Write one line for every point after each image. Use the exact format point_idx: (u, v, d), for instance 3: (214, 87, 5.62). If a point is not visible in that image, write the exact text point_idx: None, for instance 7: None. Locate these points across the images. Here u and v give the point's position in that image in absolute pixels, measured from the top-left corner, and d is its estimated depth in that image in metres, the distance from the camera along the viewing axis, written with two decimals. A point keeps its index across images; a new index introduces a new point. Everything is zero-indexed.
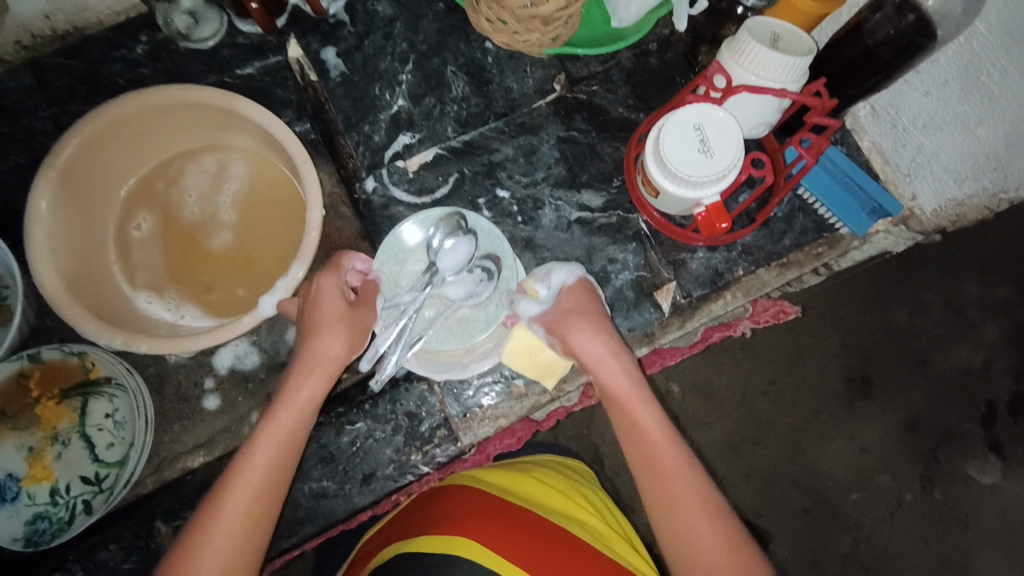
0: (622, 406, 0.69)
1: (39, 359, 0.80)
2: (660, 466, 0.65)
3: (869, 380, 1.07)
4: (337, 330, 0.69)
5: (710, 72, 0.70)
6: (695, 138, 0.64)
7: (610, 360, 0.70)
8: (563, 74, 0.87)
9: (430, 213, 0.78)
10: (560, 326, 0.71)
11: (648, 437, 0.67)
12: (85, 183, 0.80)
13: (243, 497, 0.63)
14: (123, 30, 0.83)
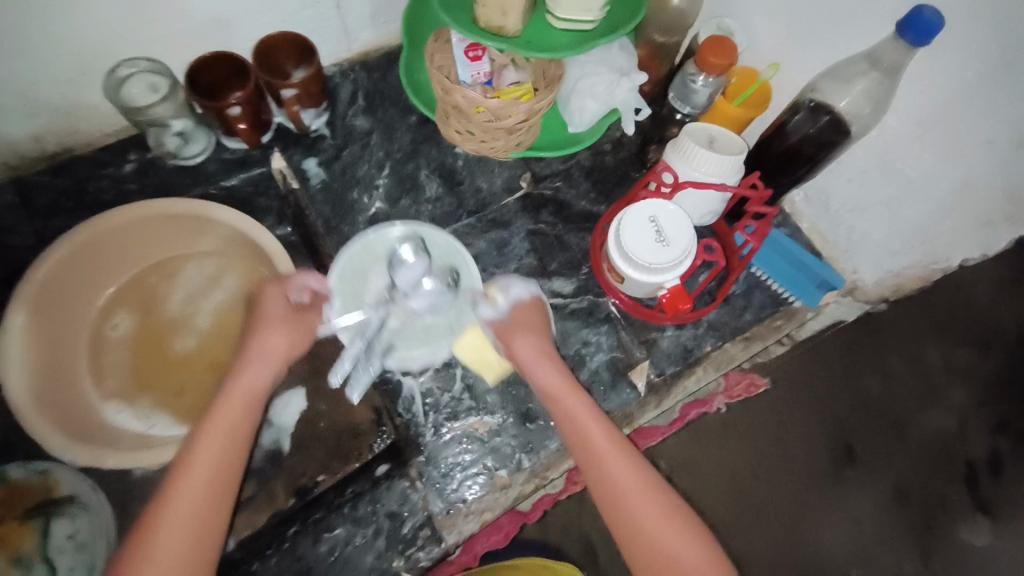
0: (574, 424, 0.70)
1: (4, 478, 0.77)
2: (600, 460, 0.68)
3: (852, 451, 1.06)
4: (276, 328, 0.75)
5: (658, 169, 0.78)
6: (651, 228, 0.70)
7: (545, 363, 0.74)
8: (528, 172, 0.95)
9: (391, 228, 0.83)
10: (512, 335, 0.75)
11: (587, 436, 0.69)
12: (66, 291, 0.82)
13: (177, 518, 0.61)
14: (113, 149, 0.88)
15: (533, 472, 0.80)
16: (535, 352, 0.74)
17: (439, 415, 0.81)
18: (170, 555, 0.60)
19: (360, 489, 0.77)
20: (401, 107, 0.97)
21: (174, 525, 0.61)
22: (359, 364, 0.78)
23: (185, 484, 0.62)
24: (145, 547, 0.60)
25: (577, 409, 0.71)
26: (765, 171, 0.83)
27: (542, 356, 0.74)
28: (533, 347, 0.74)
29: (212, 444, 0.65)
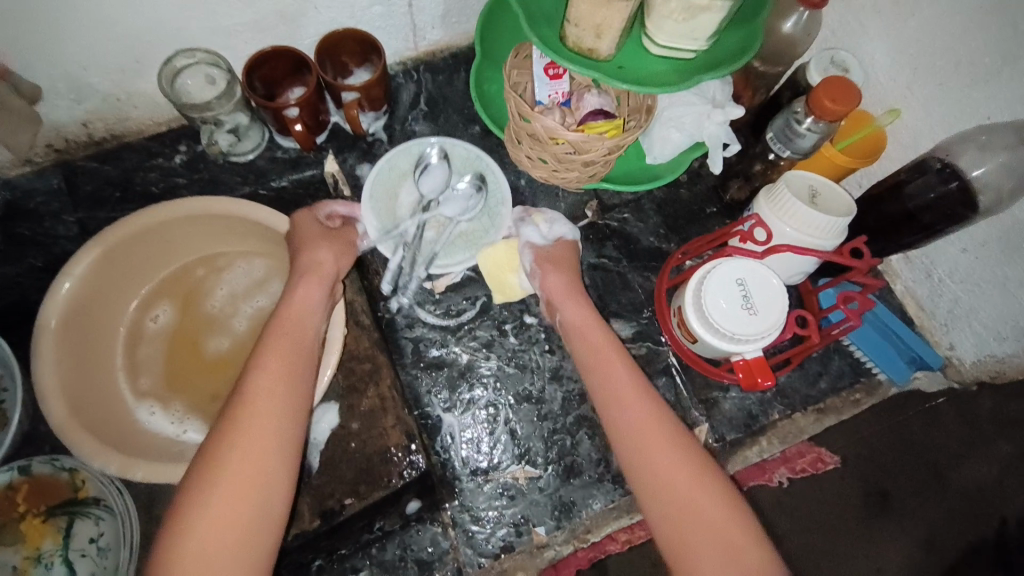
0: (604, 373, 0.68)
1: (29, 471, 0.72)
2: (620, 400, 0.65)
3: None
4: (320, 244, 0.74)
5: (750, 225, 0.70)
6: (738, 293, 0.63)
7: (569, 296, 0.74)
8: (595, 201, 0.87)
9: (412, 146, 0.83)
10: (536, 265, 0.77)
11: (608, 377, 0.68)
12: (106, 283, 0.78)
13: (243, 448, 0.56)
14: (163, 139, 0.83)
15: (572, 531, 0.74)
16: (561, 280, 0.75)
17: (479, 460, 0.76)
18: (236, 491, 0.54)
19: (389, 528, 0.74)
20: (465, 115, 0.90)
21: (242, 453, 0.56)
22: (405, 272, 0.80)
23: (251, 412, 0.58)
24: (209, 479, 0.55)
25: (601, 350, 0.70)
26: (869, 230, 0.74)
27: (566, 289, 0.75)
28: (556, 279, 0.76)
29: (274, 374, 0.61)
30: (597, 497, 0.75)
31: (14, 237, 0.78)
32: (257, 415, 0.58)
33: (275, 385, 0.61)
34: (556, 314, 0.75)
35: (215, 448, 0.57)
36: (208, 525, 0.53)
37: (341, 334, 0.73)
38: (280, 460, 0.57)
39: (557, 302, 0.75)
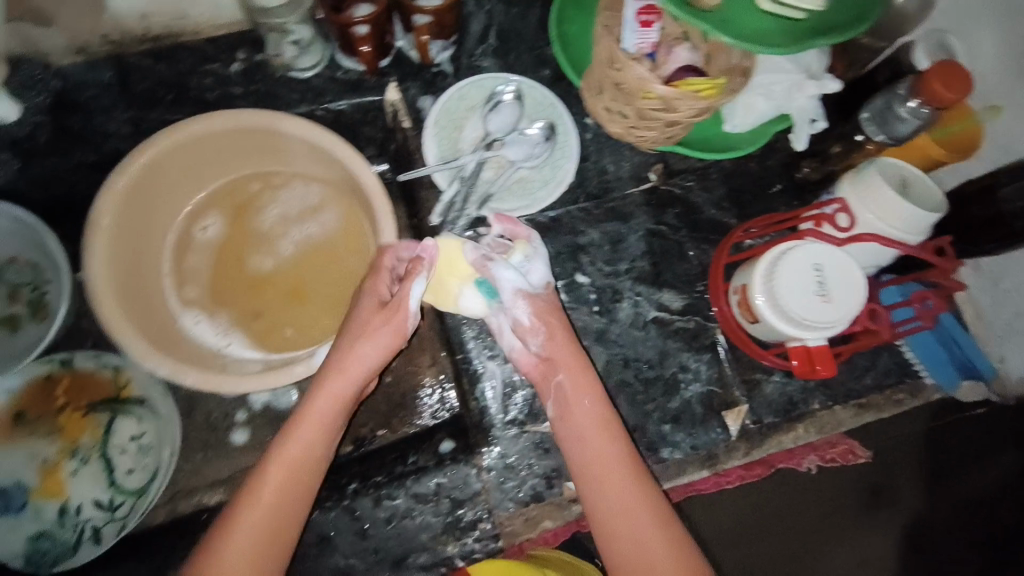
0: (582, 428, 0.66)
1: (71, 365, 0.74)
2: (600, 467, 0.64)
3: None
4: (379, 330, 0.66)
5: (833, 209, 0.67)
6: (813, 278, 0.61)
7: (579, 361, 0.68)
8: (661, 164, 0.84)
9: (488, 79, 0.79)
10: (532, 329, 0.69)
11: (588, 439, 0.65)
12: (159, 189, 0.76)
13: (268, 500, 0.60)
14: (220, 43, 0.77)
15: None
16: (560, 345, 0.69)
17: (518, 412, 0.76)
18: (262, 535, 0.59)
19: (423, 463, 0.74)
20: (536, 56, 0.84)
21: (265, 503, 0.60)
22: (457, 206, 0.77)
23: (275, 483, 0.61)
24: (234, 523, 0.59)
25: (580, 404, 0.67)
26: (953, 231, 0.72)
27: (565, 356, 0.68)
28: (558, 345, 0.69)
29: (309, 433, 0.63)
30: None
31: (61, 130, 0.73)
32: (281, 471, 0.61)
33: (312, 441, 0.63)
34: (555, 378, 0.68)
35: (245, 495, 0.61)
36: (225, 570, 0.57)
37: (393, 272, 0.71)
38: (297, 515, 0.61)
39: (557, 363, 0.68)
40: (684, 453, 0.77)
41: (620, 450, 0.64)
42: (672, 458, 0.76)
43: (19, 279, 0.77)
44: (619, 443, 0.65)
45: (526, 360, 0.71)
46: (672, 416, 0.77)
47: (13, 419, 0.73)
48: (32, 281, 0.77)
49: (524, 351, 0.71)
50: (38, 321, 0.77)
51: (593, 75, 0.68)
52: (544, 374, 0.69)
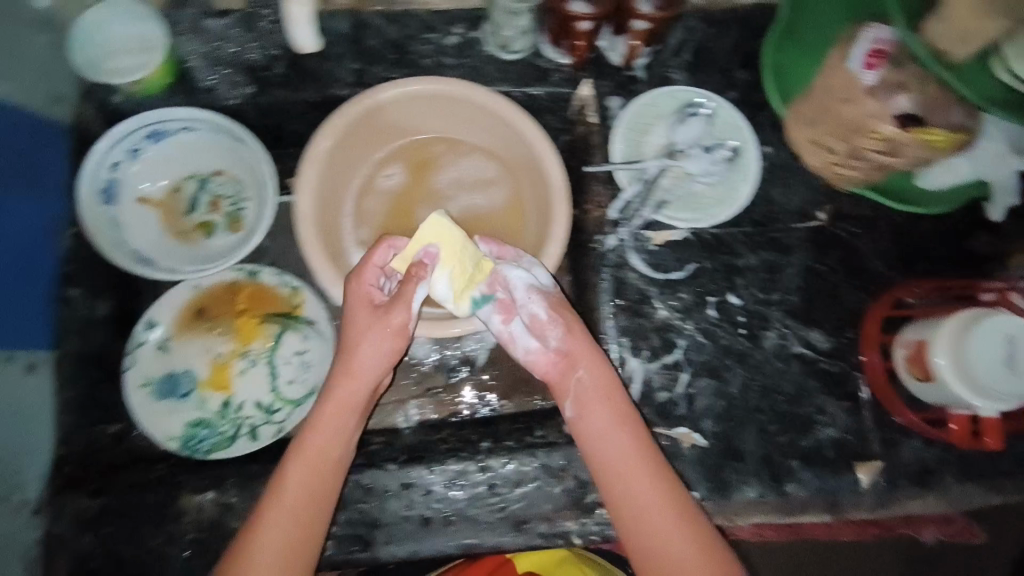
0: (600, 434, 0.68)
1: (257, 277, 0.84)
2: (622, 468, 0.66)
3: None
4: (375, 334, 0.68)
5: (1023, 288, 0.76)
6: (1004, 350, 0.66)
7: (590, 369, 0.70)
8: (831, 205, 0.83)
9: (682, 91, 0.83)
10: (543, 325, 0.71)
11: (609, 444, 0.68)
12: (363, 134, 0.82)
13: (293, 497, 0.64)
14: (441, 15, 0.82)
15: (722, 508, 0.75)
16: (568, 343, 0.71)
17: (650, 412, 0.78)
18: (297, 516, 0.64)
19: (553, 439, 0.80)
20: (725, 77, 0.85)
21: (294, 500, 0.64)
22: (632, 207, 0.81)
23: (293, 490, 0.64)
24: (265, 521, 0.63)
25: (598, 403, 0.70)
26: None
27: (576, 351, 0.71)
28: (574, 343, 0.71)
29: (329, 431, 0.67)
30: (752, 485, 0.76)
31: (292, 68, 0.79)
32: (296, 477, 0.65)
33: (324, 445, 0.66)
34: (576, 376, 0.71)
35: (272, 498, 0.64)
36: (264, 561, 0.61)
37: (555, 254, 0.76)
38: (322, 510, 0.65)
39: (576, 359, 0.71)
40: (809, 491, 0.77)
41: (636, 447, 0.68)
42: (795, 493, 0.77)
43: (220, 192, 0.85)
44: (638, 445, 0.68)
45: (544, 359, 0.72)
46: (804, 454, 0.78)
47: (193, 314, 0.82)
48: (234, 194, 0.85)
49: (542, 348, 0.71)
50: (230, 231, 0.84)
51: (811, 105, 0.74)
52: (562, 373, 0.71)
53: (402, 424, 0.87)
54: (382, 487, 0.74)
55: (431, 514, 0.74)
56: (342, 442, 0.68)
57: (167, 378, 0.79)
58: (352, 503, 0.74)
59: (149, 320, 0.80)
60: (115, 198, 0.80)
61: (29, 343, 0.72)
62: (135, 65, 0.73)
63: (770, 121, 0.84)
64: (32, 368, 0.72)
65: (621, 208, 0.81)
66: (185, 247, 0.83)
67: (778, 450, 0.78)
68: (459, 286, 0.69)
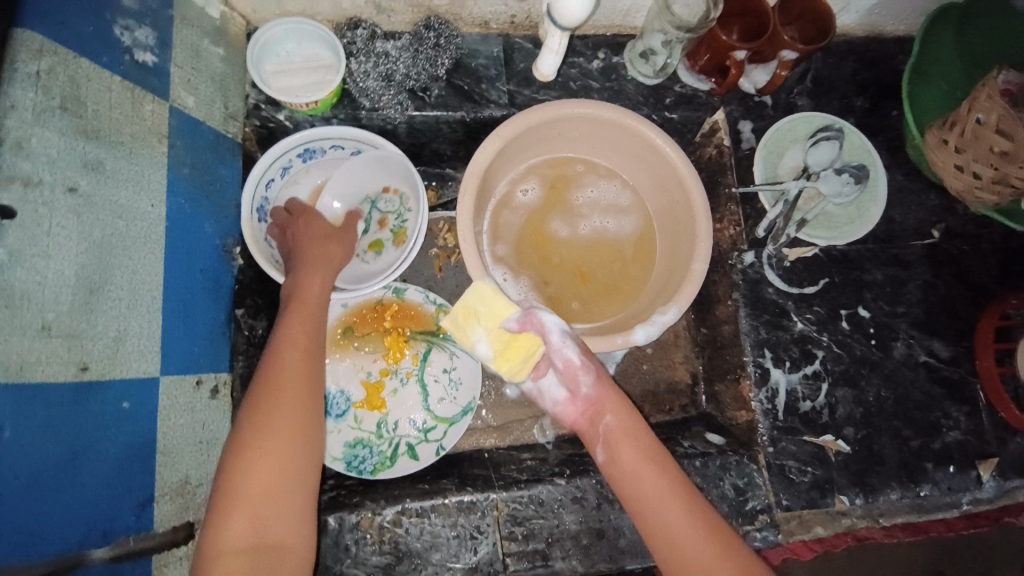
0: (633, 481, 0.66)
1: (403, 295, 0.84)
2: (654, 504, 0.64)
3: None
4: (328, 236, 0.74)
5: None
6: None
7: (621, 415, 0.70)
8: (943, 224, 0.91)
9: (810, 118, 0.89)
10: (573, 372, 0.72)
11: (643, 483, 0.66)
12: (511, 152, 0.84)
13: (292, 386, 0.58)
14: (587, 41, 0.88)
15: (871, 511, 0.80)
16: (596, 390, 0.72)
17: (797, 421, 0.82)
18: (300, 397, 0.58)
19: (703, 448, 0.82)
20: (843, 105, 0.92)
21: (285, 403, 0.57)
22: (772, 225, 0.86)
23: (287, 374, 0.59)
24: (247, 459, 0.54)
25: (626, 444, 0.68)
26: None
27: (602, 397, 0.71)
28: (602, 390, 0.71)
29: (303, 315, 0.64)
30: (895, 488, 0.81)
31: (453, 87, 0.81)
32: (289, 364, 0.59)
33: (301, 343, 0.61)
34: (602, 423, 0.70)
35: (251, 415, 0.56)
36: (275, 457, 0.54)
37: (703, 271, 0.81)
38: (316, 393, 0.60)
39: (603, 404, 0.71)
40: (941, 491, 0.82)
41: (675, 493, 0.65)
42: (930, 493, 0.82)
43: (386, 209, 0.83)
44: (663, 474, 0.66)
45: (570, 410, 0.73)
46: (936, 455, 0.83)
47: (344, 333, 0.82)
48: (399, 209, 0.83)
49: (571, 398, 0.73)
50: (397, 246, 0.81)
51: (957, 132, 0.76)
52: (589, 421, 0.71)
53: (541, 439, 0.86)
54: (556, 503, 0.73)
55: (603, 526, 0.73)
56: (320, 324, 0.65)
57: (324, 398, 0.79)
58: (525, 519, 0.72)
59: None
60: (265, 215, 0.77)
61: (211, 364, 0.67)
62: (323, 81, 0.74)
63: (885, 145, 0.91)
64: (215, 392, 0.67)
65: (767, 226, 0.86)
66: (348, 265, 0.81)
67: (913, 454, 0.83)
68: (495, 347, 0.70)
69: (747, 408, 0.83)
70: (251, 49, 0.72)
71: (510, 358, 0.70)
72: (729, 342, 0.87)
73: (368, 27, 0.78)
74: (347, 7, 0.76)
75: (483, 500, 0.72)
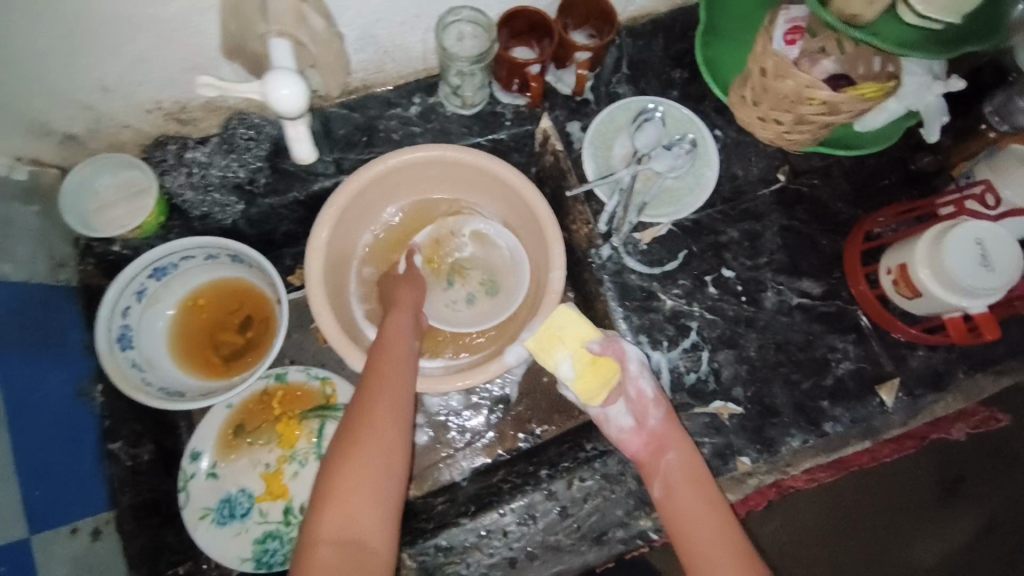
0: (687, 529, 0.67)
1: (284, 378, 0.86)
2: (709, 558, 0.64)
3: (986, 489, 1.11)
4: (413, 285, 0.84)
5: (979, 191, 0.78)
6: (976, 252, 0.71)
7: (694, 468, 0.72)
8: (786, 165, 0.92)
9: (628, 104, 0.91)
10: (644, 405, 0.77)
11: (698, 529, 0.67)
12: (356, 213, 0.86)
13: (385, 409, 0.65)
14: (400, 91, 0.90)
15: (776, 464, 0.82)
16: (664, 427, 0.75)
17: (686, 396, 0.83)
18: (388, 416, 0.65)
19: (605, 447, 0.80)
20: (663, 80, 0.93)
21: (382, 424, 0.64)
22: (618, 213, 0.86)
23: (380, 399, 0.66)
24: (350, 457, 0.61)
25: (686, 487, 0.71)
26: None
27: (668, 436, 0.75)
28: (669, 428, 0.75)
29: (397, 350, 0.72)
30: (795, 435, 0.82)
31: (278, 172, 0.84)
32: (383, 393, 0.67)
33: (393, 376, 0.68)
34: (668, 456, 0.73)
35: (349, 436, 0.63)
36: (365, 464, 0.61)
37: (561, 277, 0.82)
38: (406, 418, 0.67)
39: (666, 441, 0.74)
40: (845, 426, 0.83)
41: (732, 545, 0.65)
42: (834, 432, 0.83)
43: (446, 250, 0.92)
44: (722, 528, 0.67)
45: (633, 442, 0.76)
46: (830, 392, 0.84)
47: (235, 432, 0.84)
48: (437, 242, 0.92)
49: (638, 428, 0.76)
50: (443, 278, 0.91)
51: (749, 88, 0.78)
52: (652, 455, 0.74)
53: (457, 477, 0.90)
54: (460, 544, 0.75)
55: (514, 554, 0.75)
56: (409, 353, 0.73)
57: (225, 502, 0.81)
58: (437, 567, 0.74)
59: (194, 451, 0.82)
60: (130, 342, 0.82)
61: (86, 508, 0.72)
62: (138, 206, 0.78)
63: (712, 106, 0.93)
64: (97, 533, 0.72)
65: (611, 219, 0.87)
66: (258, 348, 0.88)
67: (807, 397, 0.83)
68: (578, 368, 0.78)
69: None
70: (63, 199, 0.76)
71: (589, 380, 0.78)
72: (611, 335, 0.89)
73: (179, 140, 0.81)
74: (149, 130, 0.79)
75: None
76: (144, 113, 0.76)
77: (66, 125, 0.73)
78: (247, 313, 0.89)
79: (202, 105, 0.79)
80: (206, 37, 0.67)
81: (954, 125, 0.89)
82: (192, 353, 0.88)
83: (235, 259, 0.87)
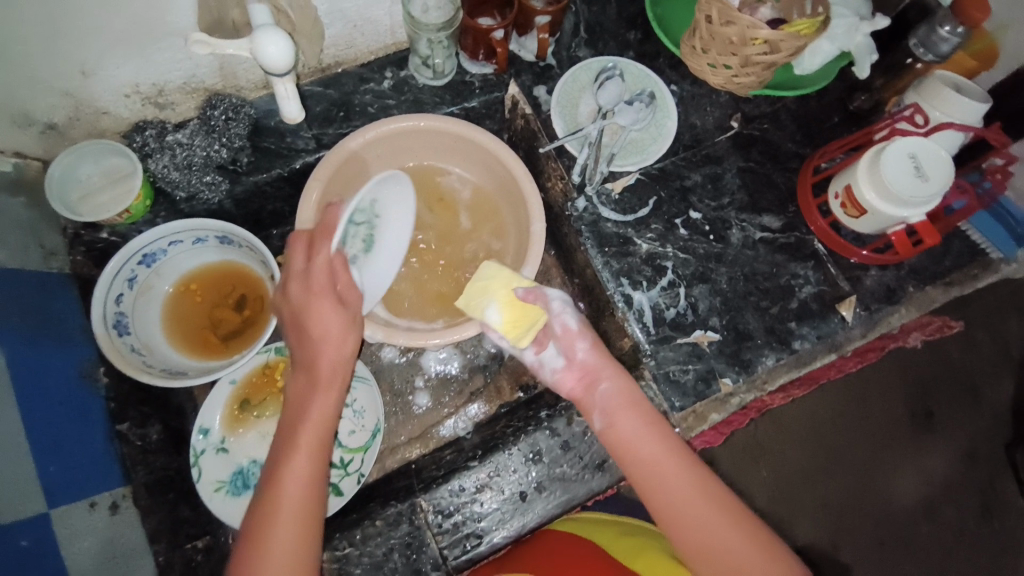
0: (633, 460, 0.70)
1: (285, 351, 0.90)
2: (657, 464, 0.69)
3: (930, 413, 1.29)
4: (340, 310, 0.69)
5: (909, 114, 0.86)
6: (910, 165, 0.79)
7: (628, 407, 0.73)
8: (738, 113, 0.99)
9: (591, 64, 0.97)
10: (571, 338, 0.77)
11: (646, 448, 0.70)
12: (346, 181, 0.89)
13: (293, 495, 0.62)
14: (371, 67, 0.94)
15: (754, 382, 0.89)
16: (593, 356, 0.76)
17: (667, 329, 0.89)
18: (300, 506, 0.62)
19: None
20: (620, 41, 0.99)
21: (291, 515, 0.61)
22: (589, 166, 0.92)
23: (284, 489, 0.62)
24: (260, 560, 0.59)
25: (626, 410, 0.73)
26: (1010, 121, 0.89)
27: (600, 365, 0.76)
28: (597, 355, 0.76)
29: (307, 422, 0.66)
30: (769, 355, 0.89)
31: (260, 150, 0.86)
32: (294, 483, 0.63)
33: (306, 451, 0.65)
34: (603, 385, 0.75)
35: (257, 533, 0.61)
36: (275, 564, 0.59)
37: (542, 231, 0.87)
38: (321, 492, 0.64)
39: (597, 372, 0.75)
40: (813, 343, 0.91)
41: (670, 452, 0.70)
42: (804, 349, 0.90)
43: (360, 218, 0.78)
44: (664, 441, 0.71)
45: (567, 377, 0.76)
46: (797, 315, 0.91)
47: (240, 407, 0.87)
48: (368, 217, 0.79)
49: (570, 365, 0.77)
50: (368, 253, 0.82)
51: (698, 38, 0.85)
52: (587, 390, 0.75)
53: (460, 431, 0.94)
54: (471, 483, 0.79)
55: (523, 487, 0.79)
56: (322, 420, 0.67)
57: (238, 473, 0.84)
58: (452, 508, 0.78)
59: (201, 428, 0.84)
60: (126, 328, 0.82)
61: (102, 482, 0.73)
62: (127, 190, 0.79)
63: (667, 63, 0.99)
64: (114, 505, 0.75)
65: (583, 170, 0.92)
66: (255, 325, 0.90)
67: (777, 320, 0.91)
68: (505, 314, 0.76)
69: (626, 334, 0.91)
70: (48, 186, 0.76)
71: (517, 325, 0.76)
72: (595, 284, 0.95)
73: (157, 125, 0.83)
74: (127, 116, 0.81)
75: (407, 507, 0.78)
76: (122, 98, 0.77)
77: (45, 114, 0.74)
78: (241, 294, 0.91)
79: (179, 88, 0.80)
80: (184, 15, 0.70)
81: (885, 61, 0.96)
82: (189, 337, 0.89)
83: (225, 240, 0.88)
